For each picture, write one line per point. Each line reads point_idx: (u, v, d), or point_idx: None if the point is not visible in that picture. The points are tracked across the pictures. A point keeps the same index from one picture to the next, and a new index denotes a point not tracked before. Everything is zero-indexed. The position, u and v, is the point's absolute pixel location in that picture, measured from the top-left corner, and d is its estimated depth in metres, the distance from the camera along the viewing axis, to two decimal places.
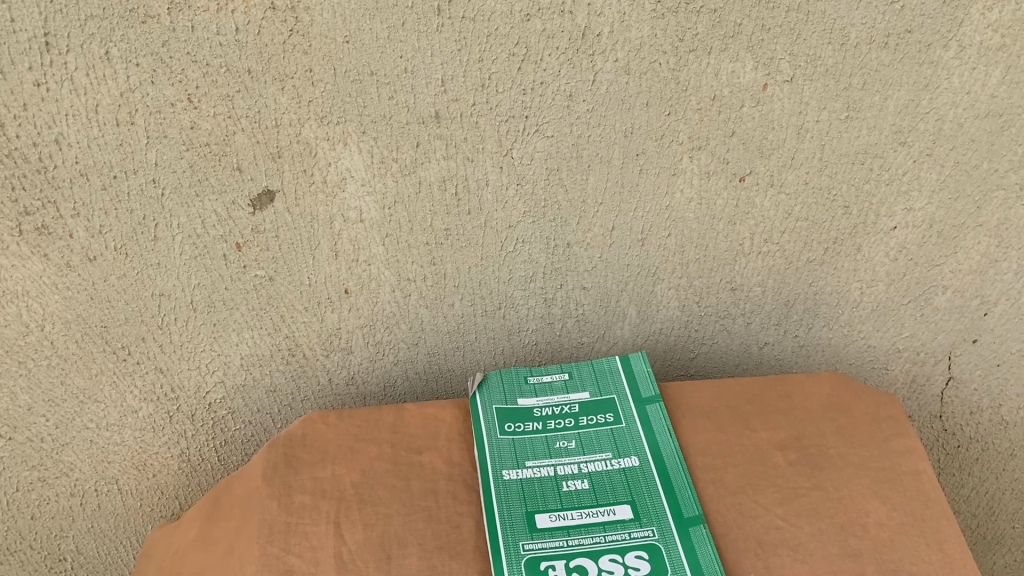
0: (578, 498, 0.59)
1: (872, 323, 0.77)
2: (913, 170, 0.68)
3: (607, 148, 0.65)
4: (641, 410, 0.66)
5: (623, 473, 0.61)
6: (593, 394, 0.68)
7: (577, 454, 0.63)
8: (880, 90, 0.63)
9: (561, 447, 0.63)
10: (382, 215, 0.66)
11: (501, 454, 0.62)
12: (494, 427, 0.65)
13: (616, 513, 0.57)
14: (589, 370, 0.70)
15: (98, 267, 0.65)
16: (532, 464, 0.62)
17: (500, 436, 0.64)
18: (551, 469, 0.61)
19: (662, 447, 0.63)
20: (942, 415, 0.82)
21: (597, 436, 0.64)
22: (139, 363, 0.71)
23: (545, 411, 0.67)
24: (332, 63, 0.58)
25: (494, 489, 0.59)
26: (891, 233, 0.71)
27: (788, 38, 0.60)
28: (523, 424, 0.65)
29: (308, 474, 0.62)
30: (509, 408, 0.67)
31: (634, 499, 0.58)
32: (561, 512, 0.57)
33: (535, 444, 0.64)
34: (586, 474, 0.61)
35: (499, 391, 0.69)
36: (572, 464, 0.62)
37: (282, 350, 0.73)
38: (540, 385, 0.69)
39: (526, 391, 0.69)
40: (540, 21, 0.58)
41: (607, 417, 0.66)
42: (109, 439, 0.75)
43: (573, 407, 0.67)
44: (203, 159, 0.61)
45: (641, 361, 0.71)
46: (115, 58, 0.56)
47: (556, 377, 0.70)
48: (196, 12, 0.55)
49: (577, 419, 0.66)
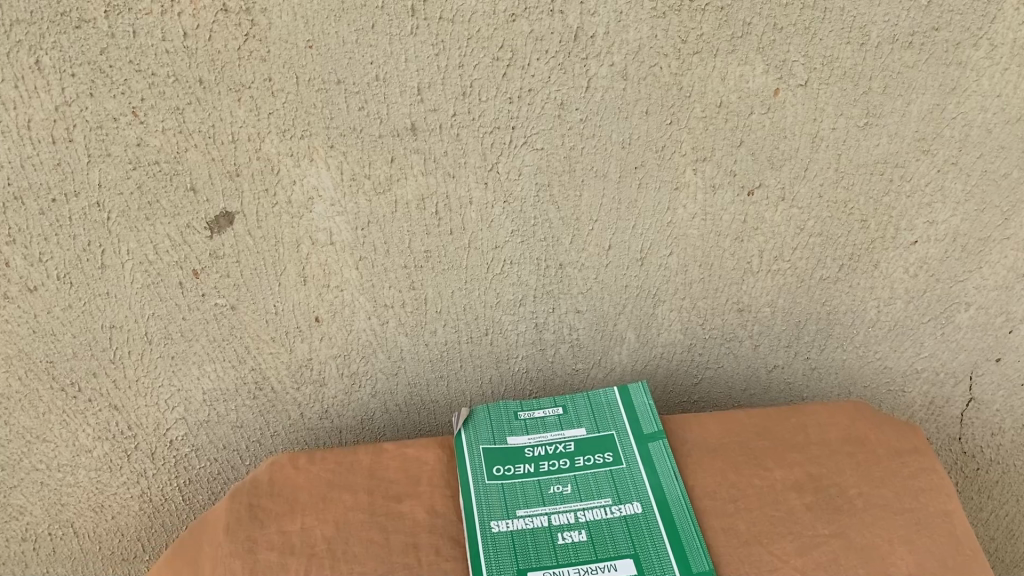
0: (576, 552, 0.53)
1: (889, 343, 0.71)
2: (936, 180, 0.62)
3: (603, 160, 0.59)
4: (644, 449, 0.61)
5: (625, 522, 0.55)
6: (590, 431, 0.62)
7: (573, 501, 0.57)
8: (902, 94, 0.57)
9: (555, 493, 0.57)
10: (355, 236, 0.60)
11: (489, 502, 0.56)
12: (481, 471, 0.59)
13: (618, 570, 0.51)
14: (586, 405, 0.65)
15: (40, 298, 0.58)
16: (524, 513, 0.56)
17: (489, 481, 0.58)
18: (546, 518, 0.55)
19: (666, 490, 0.57)
20: (961, 436, 0.77)
21: (594, 479, 0.58)
22: (91, 401, 0.65)
23: (538, 452, 0.61)
24: (294, 71, 0.52)
25: (482, 542, 0.53)
26: (912, 248, 0.65)
27: (803, 38, 0.54)
28: (513, 467, 0.59)
29: (276, 527, 0.56)
30: (498, 448, 0.61)
31: (637, 552, 0.52)
32: (555, 571, 0.51)
33: (526, 490, 0.58)
34: (584, 523, 0.55)
35: (486, 429, 0.63)
36: (567, 513, 0.56)
37: (247, 383, 0.66)
38: (531, 421, 0.63)
39: (517, 428, 0.63)
40: (528, 21, 0.52)
41: (606, 456, 0.60)
42: (62, 481, 0.69)
43: (568, 446, 0.61)
44: (152, 178, 0.55)
45: (643, 393, 0.66)
46: (47, 68, 0.50)
47: (549, 412, 0.64)
48: (138, 15, 0.49)
49: (572, 459, 0.60)
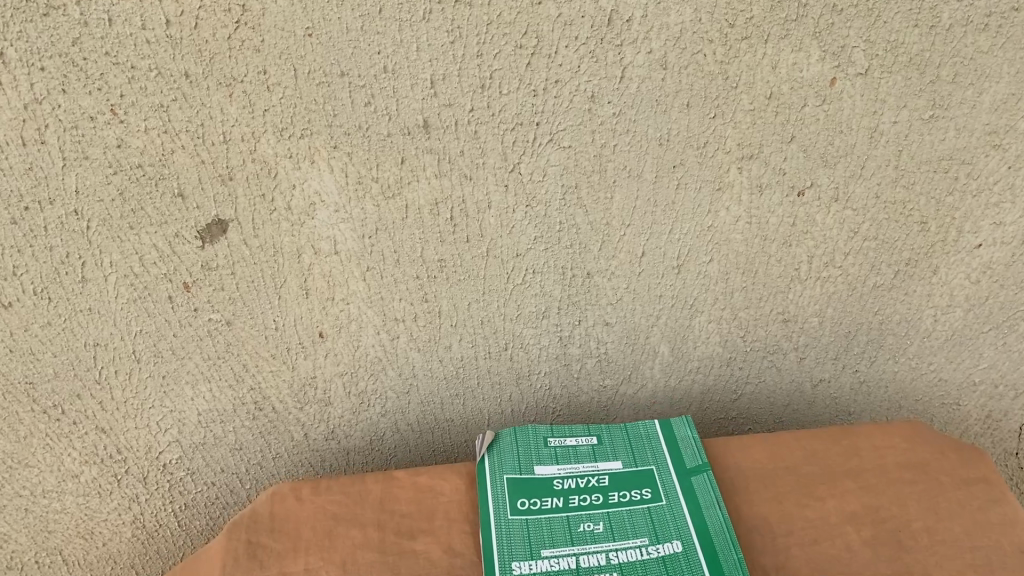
0: None
1: (944, 354, 0.65)
2: (1006, 178, 0.55)
3: (637, 159, 0.53)
4: (686, 484, 0.55)
5: (663, 565, 0.48)
6: (626, 465, 0.56)
7: (605, 540, 0.50)
8: (973, 82, 0.51)
9: (585, 531, 0.51)
10: (361, 245, 0.54)
11: (511, 539, 0.50)
12: (504, 505, 0.52)
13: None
14: (622, 438, 0.59)
15: (16, 315, 0.53)
16: (550, 552, 0.49)
17: (511, 516, 0.52)
18: (573, 559, 0.49)
19: (711, 530, 0.50)
20: (1018, 451, 0.71)
21: (630, 516, 0.52)
22: (76, 423, 0.59)
23: (568, 485, 0.54)
24: (292, 63, 0.46)
25: None
26: (975, 252, 0.59)
27: (866, 21, 0.48)
28: (539, 500, 0.53)
29: (275, 568, 0.50)
30: (524, 479, 0.55)
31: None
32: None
33: (552, 525, 0.51)
34: (617, 566, 0.48)
35: (511, 457, 0.57)
36: (599, 553, 0.49)
37: (246, 403, 0.61)
38: (562, 451, 0.57)
39: (545, 458, 0.57)
40: (555, 4, 0.46)
41: (644, 493, 0.54)
42: (48, 507, 0.64)
43: (602, 480, 0.55)
44: (136, 184, 0.49)
45: (687, 426, 0.60)
46: (12, 61, 0.44)
47: (582, 442, 0.58)
48: (113, 0, 0.43)
49: (606, 495, 0.54)
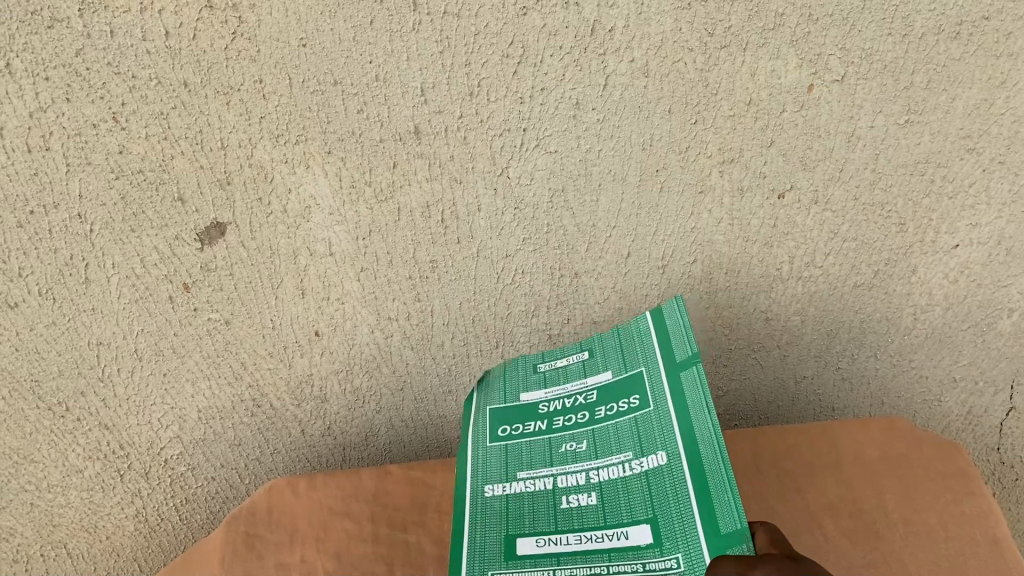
0: (579, 518, 0.46)
1: (925, 352, 0.67)
2: (982, 180, 0.56)
3: (622, 163, 0.54)
4: (676, 383, 0.49)
5: (646, 480, 0.45)
6: (615, 373, 0.53)
7: (586, 459, 0.48)
8: (947, 88, 0.52)
9: (567, 451, 0.49)
10: (355, 247, 0.56)
11: (488, 464, 0.50)
12: (484, 432, 0.52)
13: (631, 539, 0.43)
14: (613, 343, 0.55)
15: (22, 314, 0.55)
16: (527, 474, 0.49)
17: (490, 443, 0.52)
18: (551, 480, 0.48)
19: (705, 458, 0.44)
20: (1001, 448, 0.72)
21: (615, 429, 0.49)
22: (79, 420, 0.61)
23: (554, 406, 0.53)
24: (286, 72, 0.48)
25: (472, 505, 0.48)
26: (953, 252, 0.60)
27: (840, 29, 0.50)
28: (523, 425, 0.52)
29: (273, 560, 0.53)
30: (509, 407, 0.54)
31: (654, 516, 0.44)
32: (552, 539, 0.45)
33: (534, 448, 0.50)
34: (596, 484, 0.47)
35: (499, 390, 0.56)
36: (579, 475, 0.48)
37: (245, 400, 0.63)
38: (551, 373, 0.56)
39: (533, 383, 0.55)
40: (540, 15, 0.47)
41: (632, 400, 0.50)
42: (53, 502, 0.66)
43: (589, 397, 0.52)
44: (137, 188, 0.51)
45: (678, 309, 0.53)
46: (19, 71, 0.46)
47: (573, 359, 0.56)
48: (114, 13, 0.45)
49: (592, 411, 0.51)
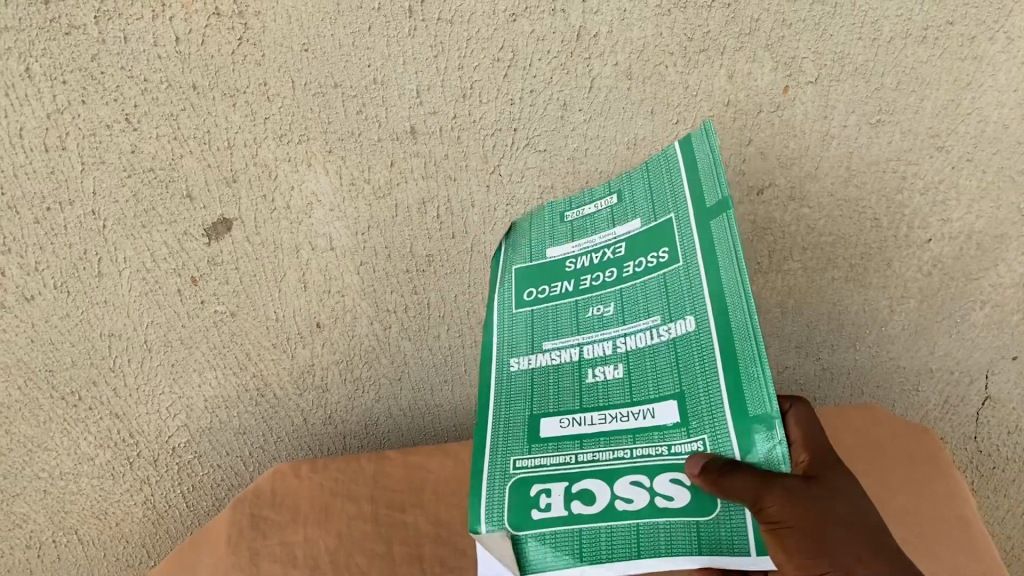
0: (606, 395, 0.40)
1: (902, 343, 0.70)
2: (952, 178, 0.59)
3: (608, 161, 0.57)
4: (704, 232, 0.41)
5: (673, 351, 0.40)
6: (645, 221, 0.45)
7: (615, 325, 0.43)
8: (915, 89, 0.55)
9: (592, 317, 0.44)
10: (355, 241, 0.59)
11: (511, 334, 0.45)
12: (510, 297, 0.47)
13: (656, 418, 0.39)
14: (643, 180, 0.47)
15: (37, 307, 0.58)
16: (551, 344, 0.44)
17: (517, 309, 0.46)
18: (575, 351, 0.43)
19: (735, 329, 0.38)
20: (977, 435, 0.75)
21: (641, 290, 0.43)
22: (91, 409, 0.64)
23: (582, 264, 0.46)
24: (289, 75, 0.51)
25: (496, 386, 0.43)
26: (926, 246, 0.63)
27: (813, 34, 0.52)
28: (549, 287, 0.46)
29: (276, 539, 0.56)
30: (533, 267, 0.48)
31: (682, 390, 0.39)
32: (575, 419, 0.40)
33: (558, 313, 0.45)
34: (623, 355, 0.42)
35: (525, 249, 0.50)
36: (606, 343, 0.42)
37: (250, 389, 0.66)
38: (579, 222, 0.48)
39: (560, 236, 0.49)
40: (529, 21, 0.50)
41: (660, 255, 0.43)
42: (64, 489, 0.69)
43: (618, 249, 0.45)
44: (148, 186, 0.54)
45: (713, 136, 0.44)
46: (37, 76, 0.49)
47: (602, 204, 0.48)
48: (128, 20, 0.48)
49: (620, 267, 0.44)
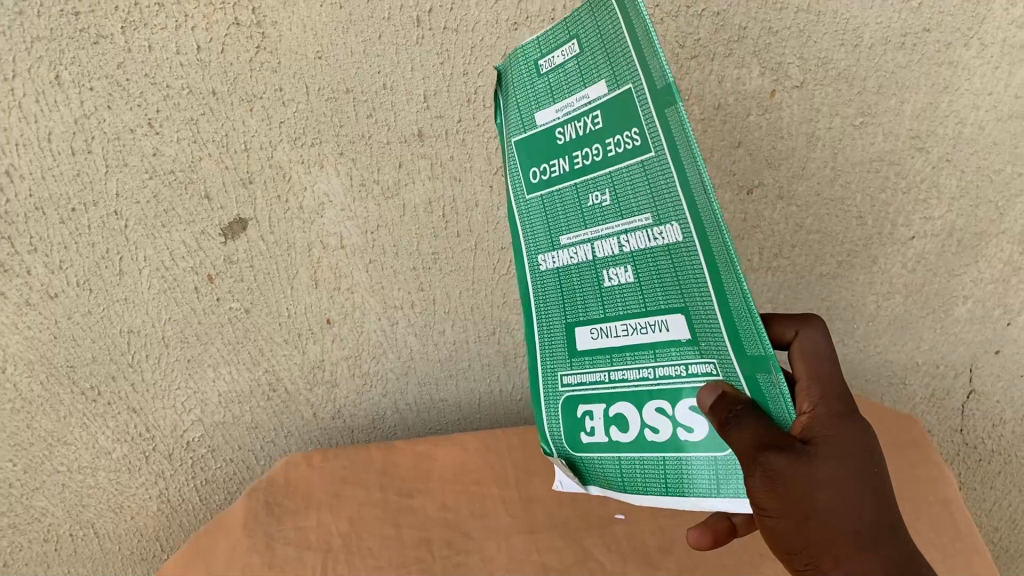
0: (625, 304, 0.37)
1: (889, 337, 0.72)
2: (932, 177, 0.62)
3: None
4: (661, 112, 0.32)
5: (670, 258, 0.34)
6: (611, 85, 0.34)
7: (612, 220, 0.36)
8: (896, 93, 0.58)
9: (593, 206, 0.36)
10: (365, 240, 0.62)
11: (533, 226, 0.40)
12: (520, 178, 0.40)
13: (670, 331, 0.36)
14: (595, 29, 0.33)
15: (61, 304, 0.60)
16: (568, 239, 0.39)
17: (529, 195, 0.40)
18: (589, 248, 0.38)
19: (716, 260, 0.32)
20: (963, 428, 0.77)
21: (625, 179, 0.35)
22: (110, 404, 0.67)
23: (571, 135, 0.37)
24: (304, 81, 0.54)
25: (533, 286, 0.42)
26: (909, 243, 0.66)
27: (798, 40, 0.56)
28: (549, 166, 0.38)
29: (291, 523, 0.59)
30: (527, 138, 0.39)
31: (687, 304, 0.34)
32: (603, 329, 0.39)
33: (563, 202, 0.38)
34: (629, 254, 0.36)
35: (516, 114, 0.39)
36: (611, 241, 0.36)
37: (262, 384, 0.68)
38: (556, 79, 0.36)
39: (541, 92, 0.37)
40: (529, 30, 0.53)
41: (632, 135, 0.33)
42: (82, 482, 0.71)
43: (596, 121, 0.35)
44: (168, 187, 0.57)
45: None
46: (66, 83, 0.52)
47: (570, 57, 0.35)
48: (152, 30, 0.51)
49: (602, 144, 0.35)
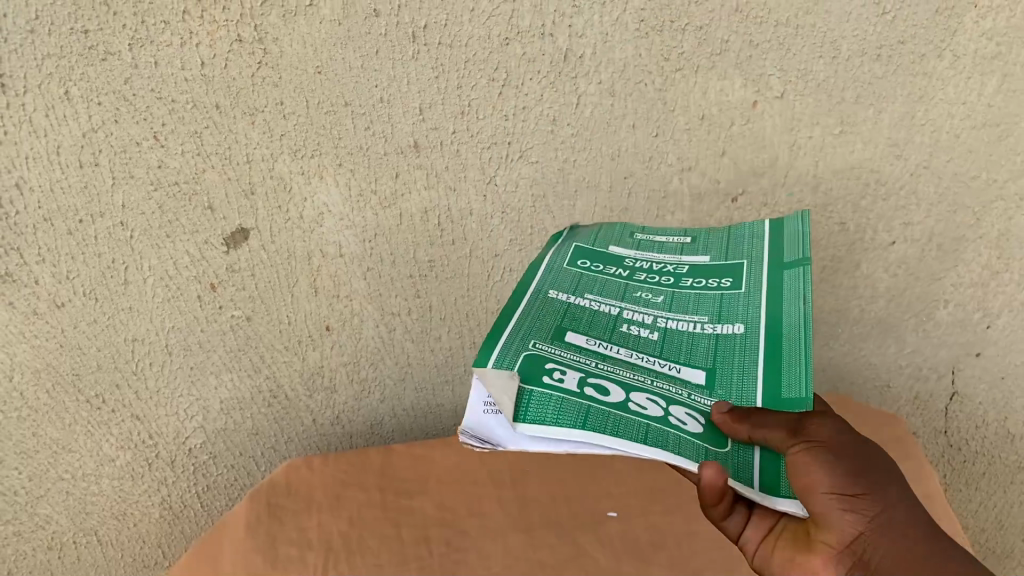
0: (637, 343, 0.46)
1: (873, 341, 0.75)
2: (911, 184, 0.64)
3: (594, 172, 0.63)
4: (776, 276, 0.50)
5: (716, 340, 0.46)
6: (714, 258, 0.54)
7: (660, 308, 0.49)
8: (873, 103, 0.60)
9: (641, 296, 0.50)
10: (363, 248, 0.64)
11: (560, 279, 0.51)
12: (563, 256, 0.54)
13: (683, 374, 0.44)
14: (721, 237, 0.57)
15: (67, 313, 0.62)
16: (592, 296, 0.49)
17: (566, 266, 0.53)
18: (614, 308, 0.49)
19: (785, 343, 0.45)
20: (947, 429, 0.79)
21: (698, 297, 0.50)
22: (114, 411, 0.68)
23: (639, 263, 0.54)
24: (305, 95, 0.56)
25: (531, 300, 0.48)
26: (890, 248, 0.68)
27: (778, 53, 0.58)
28: (602, 265, 0.53)
29: (293, 524, 0.60)
30: (592, 249, 0.56)
31: (714, 368, 0.45)
32: (603, 344, 0.45)
33: (606, 283, 0.51)
34: (663, 328, 0.47)
35: (588, 237, 0.58)
36: (649, 315, 0.48)
37: (263, 391, 0.71)
38: (647, 241, 0.57)
39: (627, 242, 0.57)
40: (520, 44, 0.55)
41: (723, 281, 0.51)
42: (86, 490, 0.72)
43: (680, 268, 0.53)
44: (173, 199, 0.59)
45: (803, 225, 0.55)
46: (75, 97, 0.53)
47: (673, 239, 0.57)
48: (159, 47, 0.52)
49: (680, 278, 0.52)
